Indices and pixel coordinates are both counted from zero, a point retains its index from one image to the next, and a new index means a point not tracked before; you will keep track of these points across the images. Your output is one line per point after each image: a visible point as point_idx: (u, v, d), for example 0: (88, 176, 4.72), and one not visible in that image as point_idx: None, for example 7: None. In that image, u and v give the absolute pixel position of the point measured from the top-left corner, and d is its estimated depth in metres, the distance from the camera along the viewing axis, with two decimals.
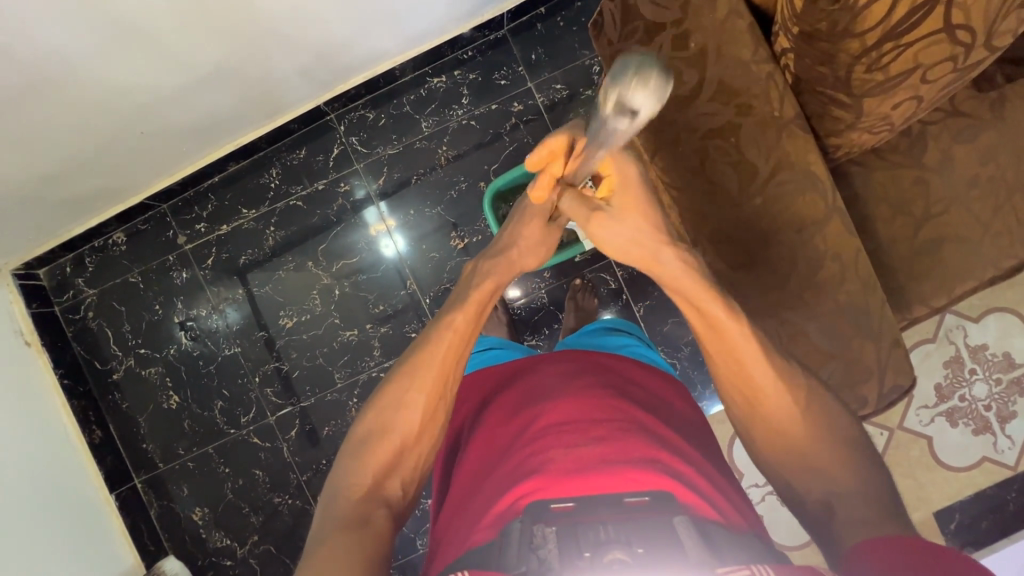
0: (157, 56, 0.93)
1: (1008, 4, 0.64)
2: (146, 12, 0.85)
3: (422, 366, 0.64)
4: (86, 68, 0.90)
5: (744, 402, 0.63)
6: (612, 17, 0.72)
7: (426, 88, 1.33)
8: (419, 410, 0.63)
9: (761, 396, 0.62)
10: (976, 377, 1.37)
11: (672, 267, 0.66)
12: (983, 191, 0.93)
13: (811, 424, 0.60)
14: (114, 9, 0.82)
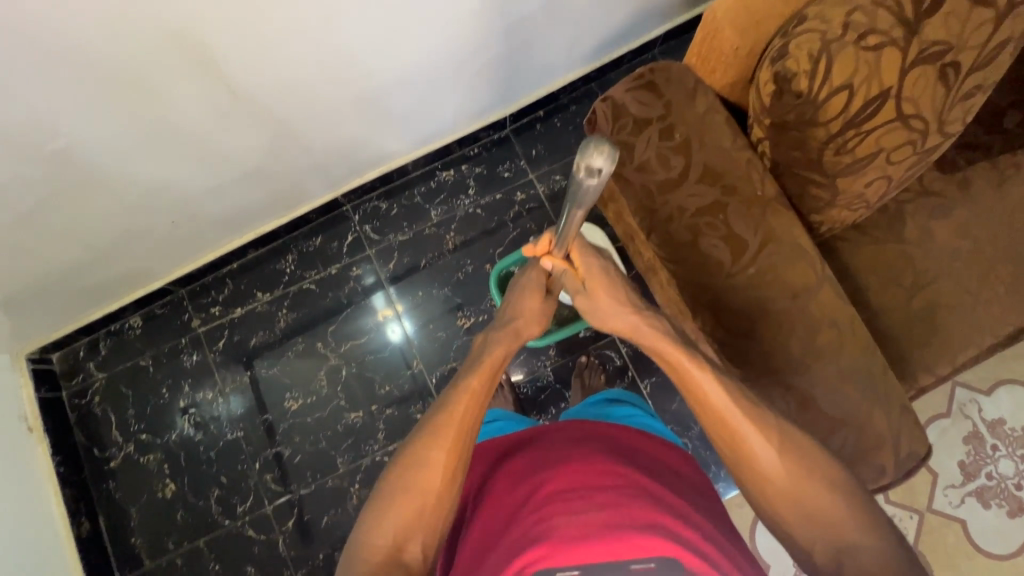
0: (198, 154, 1.04)
1: (952, 97, 0.72)
2: (188, 117, 0.95)
3: (441, 415, 0.64)
4: (129, 166, 0.99)
5: (727, 448, 0.63)
6: (604, 115, 0.80)
7: (435, 181, 1.45)
8: (424, 485, 0.61)
9: (732, 428, 0.62)
10: (1000, 453, 1.33)
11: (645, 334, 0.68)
12: (964, 264, 0.98)
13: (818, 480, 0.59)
14: (175, 114, 0.93)
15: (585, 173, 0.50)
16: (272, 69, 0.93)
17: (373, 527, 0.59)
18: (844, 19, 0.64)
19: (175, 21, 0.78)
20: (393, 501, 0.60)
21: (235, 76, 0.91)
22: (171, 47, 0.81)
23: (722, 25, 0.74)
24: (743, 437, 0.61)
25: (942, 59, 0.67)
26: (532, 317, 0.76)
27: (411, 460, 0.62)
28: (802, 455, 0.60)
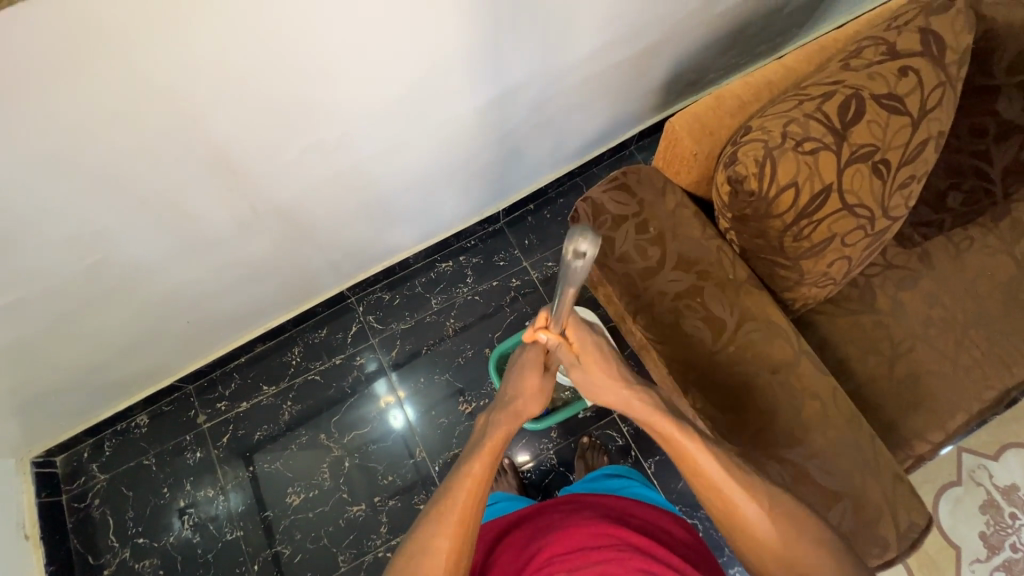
0: (217, 263, 1.11)
1: (890, 188, 0.81)
2: (210, 236, 1.03)
3: (447, 507, 0.64)
4: (150, 282, 1.06)
5: (719, 512, 0.65)
6: (586, 214, 0.90)
7: (435, 272, 1.54)
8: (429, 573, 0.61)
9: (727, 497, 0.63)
10: (1020, 522, 1.29)
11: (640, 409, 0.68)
12: (938, 331, 1.04)
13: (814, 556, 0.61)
14: (199, 232, 1.01)
15: (571, 255, 0.48)
16: (291, 189, 1.02)
17: None
18: (782, 130, 0.74)
19: (210, 160, 0.86)
20: None
21: (256, 201, 1.00)
22: (204, 181, 0.90)
23: (681, 135, 0.85)
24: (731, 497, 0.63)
25: (872, 158, 0.77)
26: (531, 398, 0.76)
27: (423, 554, 0.62)
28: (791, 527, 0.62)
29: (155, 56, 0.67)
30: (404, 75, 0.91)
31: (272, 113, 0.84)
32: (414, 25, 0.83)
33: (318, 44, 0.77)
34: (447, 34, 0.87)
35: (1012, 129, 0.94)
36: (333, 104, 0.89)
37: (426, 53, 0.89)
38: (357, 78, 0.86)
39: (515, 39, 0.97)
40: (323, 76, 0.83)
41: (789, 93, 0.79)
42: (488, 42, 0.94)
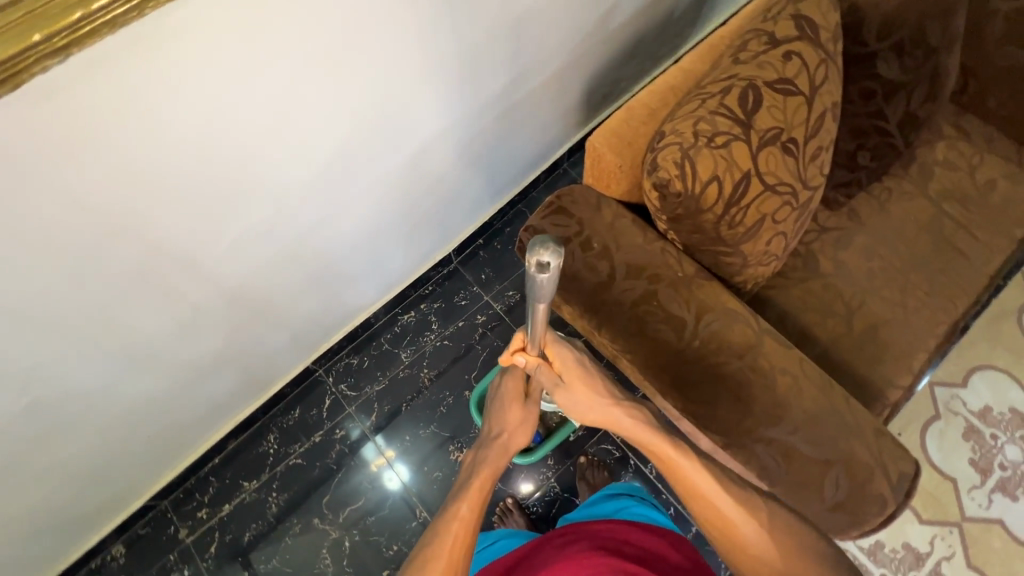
0: (168, 371, 1.06)
1: (803, 161, 0.86)
2: (157, 344, 0.99)
3: (436, 546, 0.66)
4: (100, 409, 1.00)
5: (721, 537, 0.66)
6: (530, 242, 0.91)
7: (399, 326, 1.52)
8: None
9: (727, 519, 0.65)
10: (1002, 440, 1.35)
11: (628, 425, 0.74)
12: (881, 281, 1.09)
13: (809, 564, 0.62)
14: (142, 345, 0.96)
15: (536, 269, 0.49)
16: (237, 277, 1.00)
17: None
18: (692, 129, 0.78)
19: (139, 269, 0.83)
20: None
21: (203, 297, 0.98)
22: (138, 290, 0.86)
23: (602, 151, 0.88)
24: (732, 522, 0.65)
25: (780, 139, 0.82)
26: (516, 428, 0.83)
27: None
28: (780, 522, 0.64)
29: (66, 177, 0.65)
30: (327, 142, 0.91)
31: (204, 206, 0.83)
32: (327, 94, 0.84)
33: (234, 130, 0.77)
34: (361, 96, 0.89)
35: (896, 87, 1.02)
36: (262, 185, 0.88)
37: (345, 118, 0.90)
38: (280, 154, 0.86)
39: (427, 89, 0.99)
40: (247, 160, 0.82)
41: (692, 93, 0.83)
42: (403, 96, 0.96)
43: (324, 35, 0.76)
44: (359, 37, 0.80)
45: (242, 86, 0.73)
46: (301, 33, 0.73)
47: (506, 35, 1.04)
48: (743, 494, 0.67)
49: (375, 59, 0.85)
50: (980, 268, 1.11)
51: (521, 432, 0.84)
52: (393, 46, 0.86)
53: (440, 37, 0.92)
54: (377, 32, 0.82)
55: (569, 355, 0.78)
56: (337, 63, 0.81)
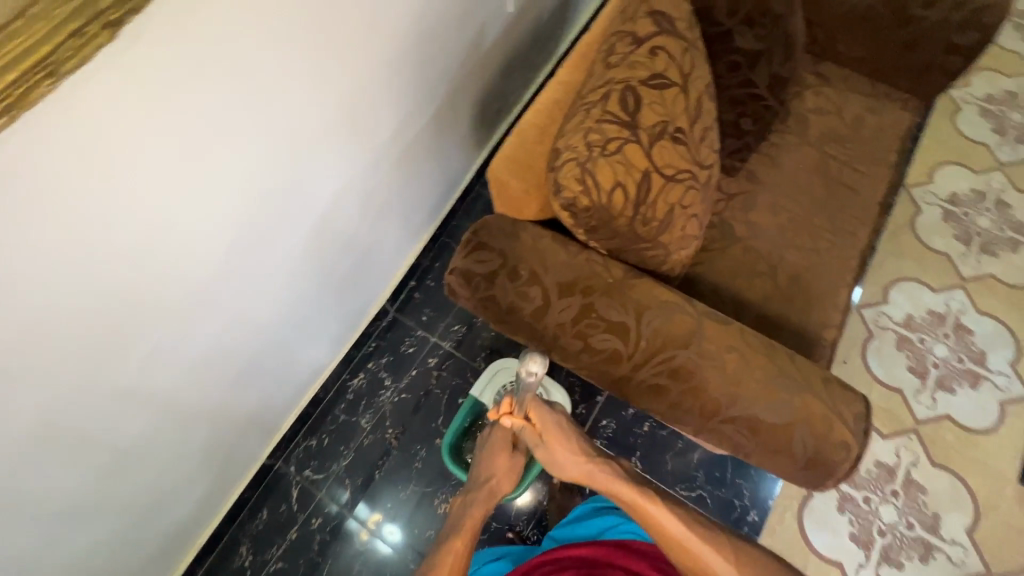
0: (105, 522, 0.95)
1: (695, 144, 0.88)
2: (78, 500, 0.87)
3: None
4: None
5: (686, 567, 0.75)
6: (459, 285, 0.89)
7: (350, 392, 1.44)
8: None
9: (689, 548, 0.75)
10: (930, 341, 1.46)
11: (606, 477, 0.85)
12: (793, 232, 1.16)
13: None
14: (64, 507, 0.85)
15: (527, 368, 0.75)
16: (157, 398, 0.91)
17: None
18: (585, 142, 0.78)
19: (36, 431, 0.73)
20: None
21: (122, 431, 0.88)
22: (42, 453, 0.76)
23: (505, 180, 0.88)
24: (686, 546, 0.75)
25: (667, 131, 0.84)
26: (504, 475, 0.92)
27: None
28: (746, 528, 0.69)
29: None
30: (222, 232, 0.85)
31: (98, 335, 0.74)
32: (208, 184, 0.77)
33: (111, 247, 0.69)
34: (247, 176, 0.83)
35: (756, 55, 1.08)
36: (161, 295, 0.80)
37: (236, 202, 0.84)
38: (173, 259, 0.79)
39: (317, 151, 0.95)
40: (135, 274, 0.74)
41: (576, 105, 0.84)
42: (293, 165, 0.91)
43: (189, 126, 0.70)
44: (229, 118, 0.75)
45: (109, 200, 0.66)
46: (163, 130, 0.67)
47: (381, 81, 1.01)
48: (709, 530, 0.77)
49: (253, 136, 0.80)
50: (871, 198, 1.20)
51: (508, 482, 0.93)
52: (269, 118, 0.81)
53: (316, 98, 0.88)
54: (248, 109, 0.77)
55: (548, 417, 0.90)
56: (212, 151, 0.75)
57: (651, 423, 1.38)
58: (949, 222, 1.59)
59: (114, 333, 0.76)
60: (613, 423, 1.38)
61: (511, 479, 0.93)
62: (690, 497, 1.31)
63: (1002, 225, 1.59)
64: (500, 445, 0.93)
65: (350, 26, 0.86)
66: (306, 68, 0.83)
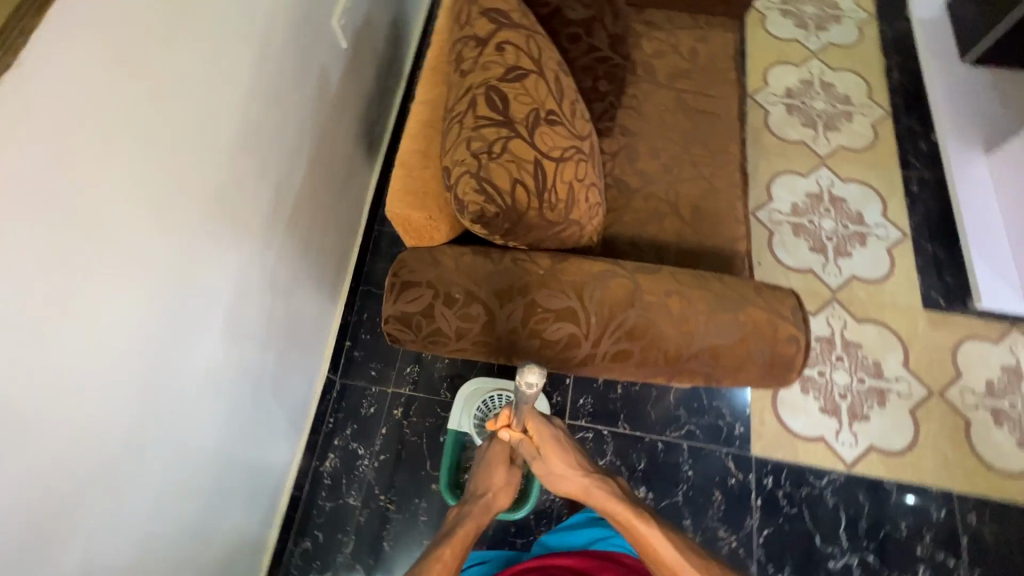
0: None
1: (571, 120, 0.90)
2: None
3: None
4: None
5: None
6: (400, 331, 0.87)
7: (327, 478, 1.35)
8: None
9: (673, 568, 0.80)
10: (817, 219, 1.64)
11: (598, 493, 0.87)
12: (678, 167, 1.24)
13: None
14: None
15: (524, 383, 0.70)
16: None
17: None
18: (471, 153, 0.77)
19: None
20: None
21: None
22: None
23: (407, 214, 0.85)
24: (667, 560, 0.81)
25: (542, 116, 0.84)
26: (500, 489, 0.93)
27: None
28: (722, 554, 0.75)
29: None
30: (127, 371, 0.76)
31: (16, 541, 0.63)
32: (93, 327, 0.68)
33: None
34: (135, 302, 0.74)
35: (589, 22, 1.13)
36: (79, 465, 0.70)
37: (132, 334, 0.75)
38: (80, 422, 0.69)
39: (202, 250, 0.87)
40: (39, 456, 0.64)
41: (448, 122, 0.83)
42: (182, 272, 0.83)
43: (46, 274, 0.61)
44: (91, 250, 0.66)
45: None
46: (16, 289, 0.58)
47: (244, 156, 0.94)
48: (688, 549, 0.83)
49: (127, 259, 0.72)
50: (729, 115, 1.31)
51: (502, 495, 0.93)
52: (139, 234, 0.73)
53: (183, 196, 0.80)
54: (109, 231, 0.68)
55: (546, 428, 0.89)
56: (83, 291, 0.66)
57: (623, 383, 1.42)
58: (794, 113, 1.79)
59: (35, 531, 0.66)
60: (590, 398, 1.41)
61: (506, 493, 0.94)
62: (681, 434, 1.38)
63: (834, 102, 1.81)
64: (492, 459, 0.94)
65: (194, 111, 0.79)
66: (162, 168, 0.75)
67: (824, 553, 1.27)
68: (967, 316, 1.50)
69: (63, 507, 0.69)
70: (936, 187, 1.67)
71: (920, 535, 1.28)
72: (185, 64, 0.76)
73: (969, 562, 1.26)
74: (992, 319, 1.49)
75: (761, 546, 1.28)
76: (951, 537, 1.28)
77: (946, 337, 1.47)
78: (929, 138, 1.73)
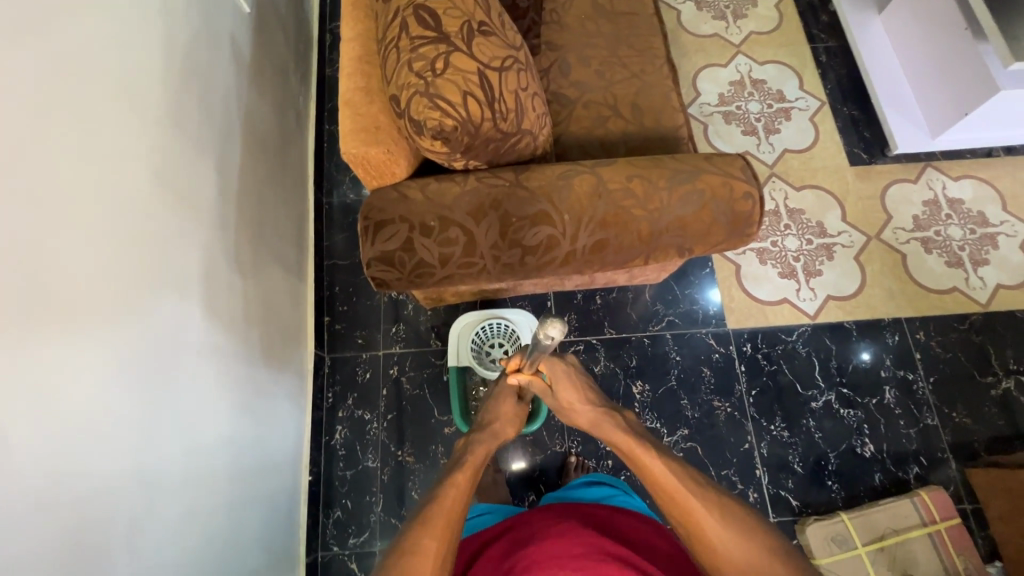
0: None
1: (502, 31, 0.91)
2: None
3: (440, 499, 0.71)
4: None
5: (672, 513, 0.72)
6: (385, 271, 0.88)
7: (340, 449, 1.37)
8: (447, 520, 0.69)
9: (671, 491, 0.72)
10: (743, 104, 1.73)
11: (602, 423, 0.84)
12: (610, 70, 1.27)
13: (752, 542, 0.67)
14: None
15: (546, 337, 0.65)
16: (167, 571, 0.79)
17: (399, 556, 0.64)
18: (415, 74, 0.79)
19: None
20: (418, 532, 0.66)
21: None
22: None
23: (364, 153, 0.85)
24: (651, 471, 0.74)
25: (474, 29, 0.85)
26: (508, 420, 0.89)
27: (414, 538, 0.66)
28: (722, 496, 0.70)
29: None
30: (123, 363, 0.73)
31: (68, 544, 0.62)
32: (78, 320, 0.65)
33: (20, 439, 0.57)
34: (110, 288, 0.71)
35: None
36: (104, 461, 0.68)
37: (115, 327, 0.72)
38: (95, 417, 0.67)
39: (162, 234, 0.83)
40: (65, 457, 0.62)
41: (385, 53, 0.84)
42: (148, 257, 0.79)
43: (18, 265, 0.58)
44: (56, 238, 0.63)
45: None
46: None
47: (180, 136, 0.90)
48: (694, 479, 0.73)
49: (91, 246, 0.68)
50: (646, 12, 1.34)
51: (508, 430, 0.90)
52: (97, 219, 0.69)
53: (129, 177, 0.76)
54: (67, 217, 0.65)
55: (559, 366, 0.87)
56: (59, 282, 0.63)
57: (600, 293, 1.49)
58: (703, 8, 1.84)
59: (81, 534, 0.64)
60: (573, 314, 1.48)
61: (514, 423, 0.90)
62: (662, 325, 1.47)
63: None
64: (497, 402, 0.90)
65: (116, 85, 0.75)
66: (99, 146, 0.71)
67: (806, 396, 1.41)
68: (887, 164, 1.64)
69: (101, 505, 0.67)
70: (840, 54, 1.79)
71: (882, 360, 1.44)
72: (92, 33, 0.71)
73: (924, 372, 1.43)
74: (908, 162, 1.64)
75: (752, 405, 1.40)
76: (907, 355, 1.45)
77: (873, 185, 1.62)
78: (826, 8, 1.84)
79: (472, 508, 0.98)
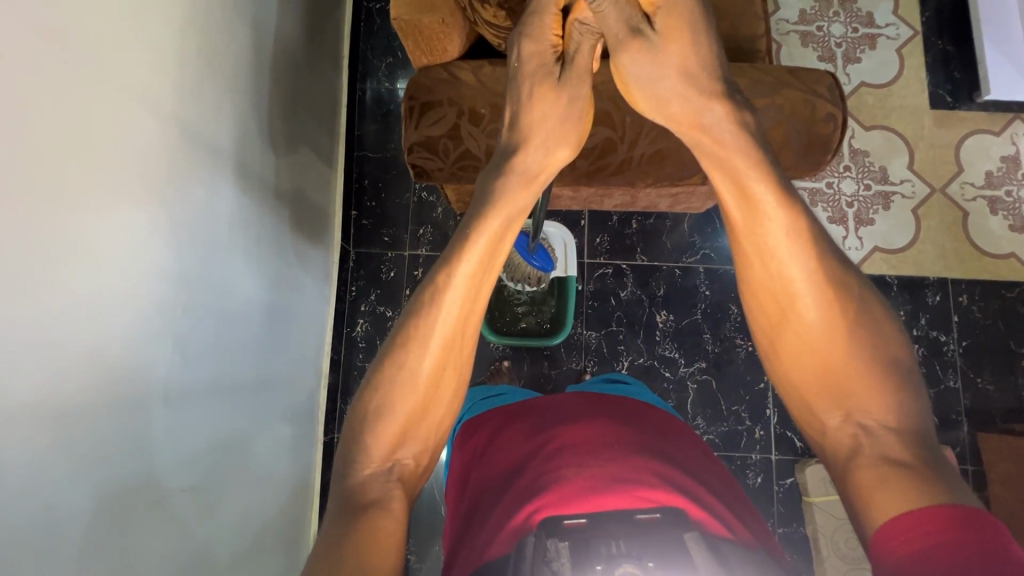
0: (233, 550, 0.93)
1: None
2: (204, 534, 0.84)
3: (429, 326, 0.59)
4: None
5: (769, 304, 0.61)
6: (426, 157, 0.82)
7: (361, 340, 1.40)
8: (449, 338, 0.59)
9: (786, 282, 0.59)
10: (826, 26, 1.54)
11: (720, 133, 0.63)
12: None
13: (875, 355, 0.56)
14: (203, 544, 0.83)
15: None
16: (198, 425, 0.82)
17: (393, 377, 0.58)
18: None
19: (117, 493, 0.66)
20: (413, 343, 0.58)
21: (185, 471, 0.79)
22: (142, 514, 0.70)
23: (417, 21, 0.77)
24: (775, 249, 0.59)
25: None
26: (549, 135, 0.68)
27: (403, 374, 0.58)
28: (859, 310, 0.57)
29: None
30: (153, 214, 0.70)
31: (109, 388, 0.63)
32: (115, 167, 0.62)
33: (55, 269, 0.55)
34: (144, 136, 0.67)
35: None
36: (137, 308, 0.67)
37: (147, 177, 0.68)
38: (126, 261, 0.65)
39: (195, 94, 0.78)
40: (101, 296, 0.61)
41: None
42: (182, 112, 0.75)
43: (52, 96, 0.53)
44: (88, 68, 0.58)
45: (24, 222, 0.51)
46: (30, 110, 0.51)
47: None
48: (833, 269, 0.58)
49: (123, 83, 0.63)
50: None
51: (555, 146, 0.69)
52: (129, 63, 0.64)
53: (161, 16, 0.70)
54: (97, 46, 0.59)
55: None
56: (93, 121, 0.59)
57: (638, 217, 1.43)
58: None
59: (116, 372, 0.64)
60: (606, 236, 1.43)
61: (565, 120, 0.68)
62: (696, 256, 1.42)
63: None
64: (547, 41, 0.68)
65: None
66: None
67: None
68: (972, 111, 1.49)
69: (135, 349, 0.67)
70: None
71: (916, 318, 1.40)
72: None
73: (958, 336, 1.39)
74: (996, 111, 1.49)
75: None
76: (944, 316, 1.40)
77: (950, 133, 1.48)
78: None
79: (492, 391, 1.00)
